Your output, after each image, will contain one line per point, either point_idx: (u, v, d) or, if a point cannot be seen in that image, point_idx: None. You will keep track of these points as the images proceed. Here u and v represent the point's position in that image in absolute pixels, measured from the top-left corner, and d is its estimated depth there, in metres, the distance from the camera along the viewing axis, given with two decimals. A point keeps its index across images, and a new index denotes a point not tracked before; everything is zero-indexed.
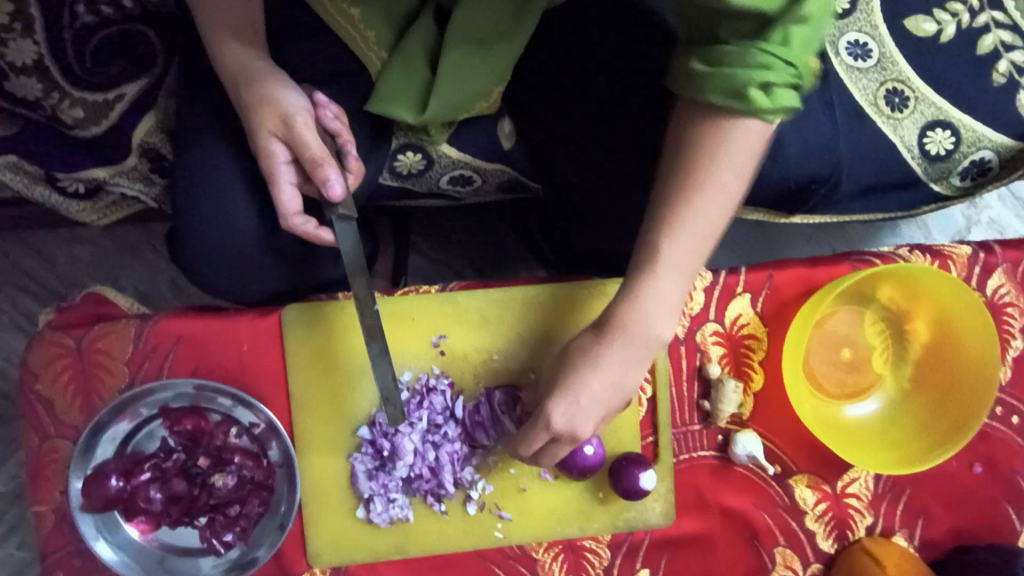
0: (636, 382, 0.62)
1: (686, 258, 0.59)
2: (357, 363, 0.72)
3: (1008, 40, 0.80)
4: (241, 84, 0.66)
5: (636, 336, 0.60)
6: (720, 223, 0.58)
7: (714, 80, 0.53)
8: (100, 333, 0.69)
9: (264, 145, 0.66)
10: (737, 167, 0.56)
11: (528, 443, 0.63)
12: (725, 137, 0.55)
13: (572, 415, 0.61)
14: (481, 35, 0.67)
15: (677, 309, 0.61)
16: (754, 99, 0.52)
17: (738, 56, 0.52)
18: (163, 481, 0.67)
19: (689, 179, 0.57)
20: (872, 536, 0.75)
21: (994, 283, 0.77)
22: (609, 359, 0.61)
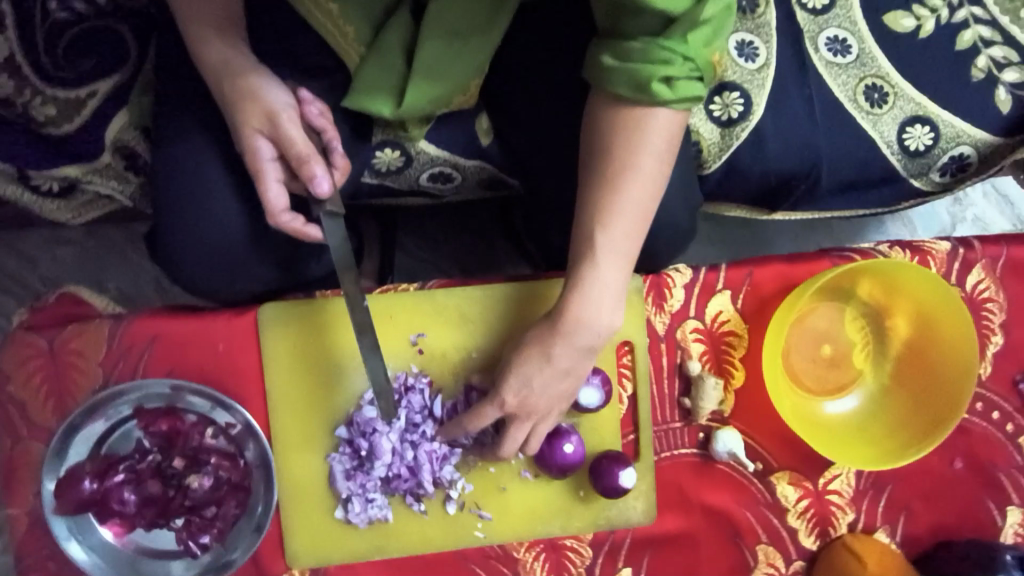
0: (583, 367, 0.64)
1: (621, 244, 0.60)
2: (338, 362, 0.71)
3: (987, 36, 0.81)
4: (225, 81, 0.66)
5: (582, 324, 0.62)
6: (649, 205, 0.60)
7: (620, 73, 0.57)
8: (74, 333, 0.68)
9: (250, 142, 0.66)
10: (655, 149, 0.58)
11: (478, 415, 0.65)
12: (639, 125, 0.58)
13: (522, 395, 0.64)
14: (457, 27, 0.66)
15: (619, 296, 0.62)
16: (657, 91, 0.56)
17: (642, 51, 0.55)
18: (138, 482, 0.65)
19: (610, 168, 0.59)
20: (854, 532, 0.75)
21: (974, 278, 0.77)
22: (556, 348, 0.63)
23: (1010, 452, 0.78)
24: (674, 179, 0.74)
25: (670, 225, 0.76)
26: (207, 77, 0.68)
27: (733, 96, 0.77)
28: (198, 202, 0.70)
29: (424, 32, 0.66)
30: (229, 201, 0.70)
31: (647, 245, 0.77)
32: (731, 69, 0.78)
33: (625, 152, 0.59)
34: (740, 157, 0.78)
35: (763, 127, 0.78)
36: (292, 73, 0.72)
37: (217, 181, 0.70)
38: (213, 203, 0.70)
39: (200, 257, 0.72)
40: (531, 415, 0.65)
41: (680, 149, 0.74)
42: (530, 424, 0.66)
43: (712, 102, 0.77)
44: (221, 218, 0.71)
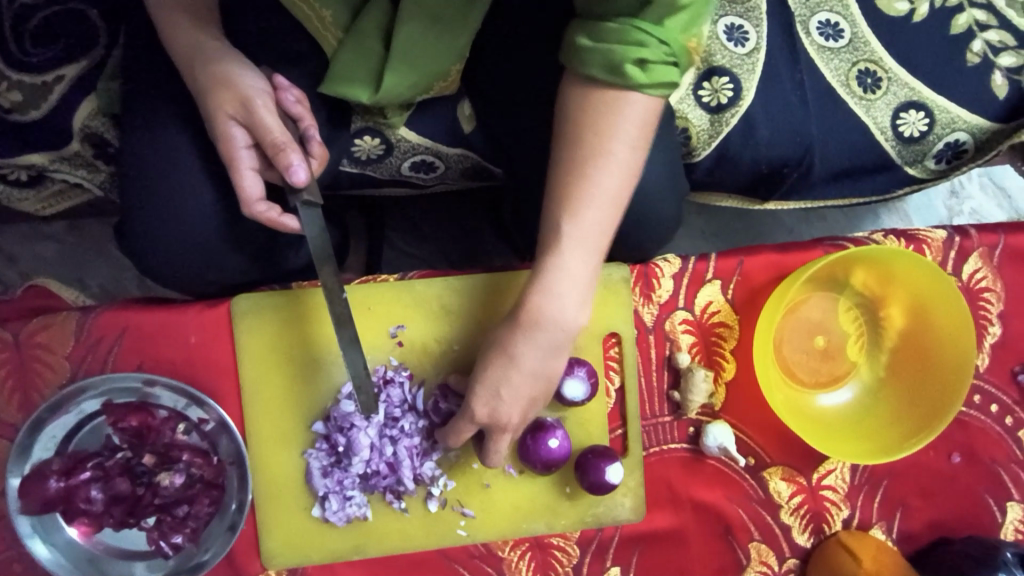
0: (552, 364, 0.62)
1: (588, 235, 0.58)
2: (315, 355, 0.69)
3: (982, 19, 0.79)
4: (196, 66, 0.62)
5: (546, 319, 0.60)
6: (619, 196, 0.58)
7: (595, 55, 0.55)
8: (39, 326, 0.66)
9: (223, 130, 0.62)
10: (628, 137, 0.56)
11: (458, 433, 0.63)
12: (612, 108, 0.56)
13: (492, 406, 0.61)
14: (437, 12, 0.64)
15: (586, 287, 0.60)
16: (630, 74, 0.54)
17: (616, 32, 0.54)
18: (106, 480, 0.62)
19: (581, 153, 0.57)
20: (849, 529, 0.72)
21: (970, 267, 0.75)
22: (521, 344, 0.60)
23: (1009, 446, 0.75)
24: (662, 165, 0.72)
25: (658, 213, 0.74)
26: (178, 62, 0.65)
27: (723, 81, 0.75)
28: (170, 189, 0.68)
29: (402, 16, 0.64)
30: (202, 189, 0.68)
31: (634, 234, 0.75)
32: (720, 53, 0.75)
33: (596, 139, 0.57)
34: (730, 144, 0.76)
35: (754, 113, 0.76)
36: (266, 56, 0.70)
37: (189, 167, 0.68)
38: (184, 191, 0.68)
39: (172, 248, 0.69)
40: (506, 425, 0.62)
41: (667, 136, 0.72)
42: (503, 437, 0.63)
43: (701, 88, 0.75)
44: (193, 207, 0.68)
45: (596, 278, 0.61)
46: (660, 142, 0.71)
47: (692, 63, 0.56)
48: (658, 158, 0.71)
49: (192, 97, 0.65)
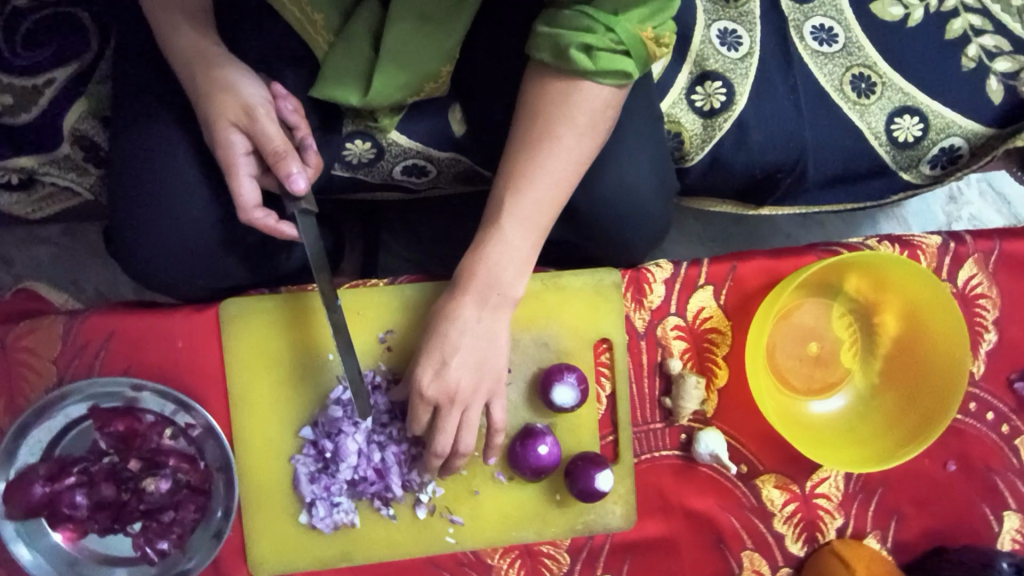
0: (493, 341, 0.62)
1: (529, 212, 0.59)
2: (304, 361, 0.68)
3: (977, 24, 0.78)
4: (198, 72, 0.62)
5: (484, 289, 0.61)
6: (563, 180, 0.59)
7: (547, 39, 0.56)
8: (26, 330, 0.65)
9: (223, 136, 0.61)
10: (576, 124, 0.57)
11: (444, 428, 0.62)
12: (562, 95, 0.57)
13: (439, 378, 0.61)
14: (426, 11, 0.64)
15: (524, 263, 0.61)
16: (575, 60, 0.54)
17: (569, 19, 0.55)
18: (91, 486, 0.62)
19: (529, 132, 0.58)
20: (843, 538, 0.72)
21: (966, 273, 0.75)
22: (466, 310, 0.61)
23: (1005, 455, 0.75)
24: (654, 171, 0.71)
25: (651, 217, 0.73)
26: (177, 67, 0.64)
27: (716, 86, 0.75)
28: (160, 191, 0.67)
29: (391, 18, 0.64)
30: (191, 191, 0.68)
31: (627, 239, 0.74)
32: (713, 58, 0.75)
33: (543, 119, 0.58)
34: (723, 148, 0.76)
35: (747, 117, 0.75)
36: (256, 59, 0.69)
37: (179, 170, 0.67)
38: (173, 194, 0.67)
39: (161, 252, 0.69)
40: (454, 401, 0.61)
41: (660, 141, 0.71)
42: (456, 414, 0.62)
43: (693, 92, 0.75)
44: (182, 210, 0.68)
45: (535, 257, 0.62)
46: (653, 147, 0.70)
47: (650, 53, 0.55)
48: (650, 164, 0.71)
49: (190, 102, 0.64)
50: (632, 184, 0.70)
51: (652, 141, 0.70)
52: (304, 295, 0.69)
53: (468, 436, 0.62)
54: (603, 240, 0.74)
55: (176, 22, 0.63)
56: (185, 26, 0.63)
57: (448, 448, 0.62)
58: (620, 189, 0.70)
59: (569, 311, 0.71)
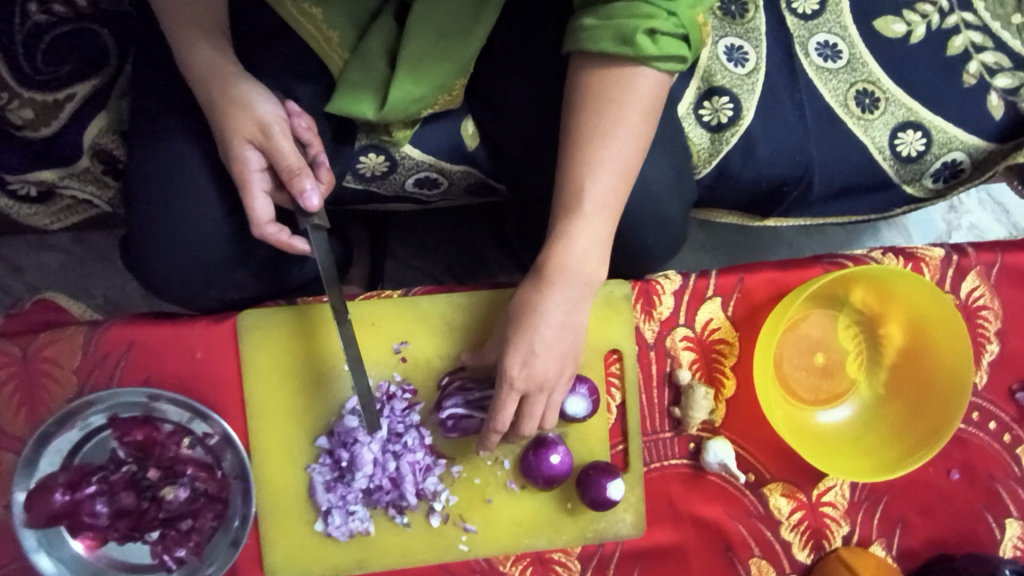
0: (580, 320, 0.63)
1: (609, 197, 0.61)
2: (312, 371, 0.69)
3: (978, 41, 0.80)
4: (215, 90, 0.64)
5: (572, 277, 0.62)
6: (634, 162, 0.60)
7: (604, 29, 0.56)
8: (47, 340, 0.67)
9: (238, 153, 0.63)
10: (640, 106, 0.59)
11: (531, 412, 0.64)
12: (624, 82, 0.58)
13: (528, 365, 0.62)
14: (443, 28, 0.65)
15: (606, 247, 0.62)
16: (641, 45, 0.55)
17: (626, 7, 0.55)
18: (111, 494, 0.63)
19: (597, 124, 0.59)
20: (849, 546, 0.73)
21: (968, 285, 0.76)
22: (551, 296, 0.62)
23: (1008, 463, 0.76)
24: (664, 186, 0.72)
25: (660, 229, 0.75)
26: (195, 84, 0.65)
27: (723, 101, 0.76)
28: (179, 204, 0.68)
29: (408, 35, 0.65)
30: (209, 204, 0.69)
31: (636, 251, 0.76)
32: (720, 73, 0.77)
33: (614, 107, 0.59)
34: (730, 162, 0.77)
35: (753, 131, 0.77)
36: (272, 74, 0.70)
37: (197, 183, 0.68)
38: (192, 207, 0.68)
39: (179, 264, 0.70)
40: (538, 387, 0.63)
41: (674, 153, 0.72)
42: (545, 399, 0.64)
43: (701, 107, 0.76)
44: (200, 223, 0.69)
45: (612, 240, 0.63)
46: (663, 161, 0.72)
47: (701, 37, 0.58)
48: (660, 178, 0.72)
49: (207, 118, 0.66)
50: (640, 198, 0.72)
51: (662, 156, 0.71)
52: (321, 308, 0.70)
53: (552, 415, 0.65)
54: (616, 248, 0.76)
55: (195, 37, 0.64)
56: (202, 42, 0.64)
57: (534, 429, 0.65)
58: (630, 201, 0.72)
59: None
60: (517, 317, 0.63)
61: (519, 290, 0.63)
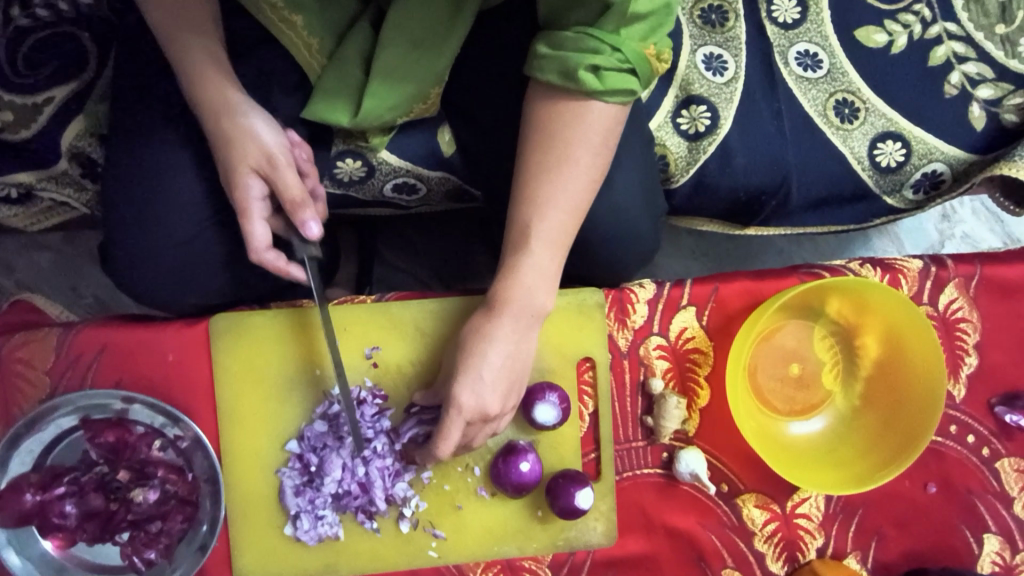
0: (527, 350, 0.64)
1: (557, 231, 0.62)
2: (284, 375, 0.69)
3: (961, 51, 0.79)
4: (221, 117, 0.64)
5: (518, 307, 0.63)
6: (584, 198, 0.61)
7: (553, 61, 0.58)
8: (21, 342, 0.67)
9: (242, 182, 0.63)
10: (590, 142, 0.60)
11: (468, 434, 0.64)
12: (573, 117, 0.59)
13: (478, 393, 0.62)
14: (417, 37, 0.65)
15: (553, 278, 0.63)
16: (584, 81, 0.57)
17: (573, 41, 0.57)
18: (80, 495, 0.63)
19: (548, 155, 0.60)
20: (823, 558, 0.72)
21: (947, 297, 0.76)
22: (501, 327, 0.63)
23: (986, 477, 0.75)
24: (641, 193, 0.72)
25: (638, 238, 0.75)
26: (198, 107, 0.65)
27: (700, 110, 0.76)
28: (155, 207, 0.69)
29: (382, 42, 0.65)
30: (185, 208, 0.69)
31: (613, 259, 0.76)
32: (698, 82, 0.77)
33: (562, 142, 0.60)
34: (708, 171, 0.77)
35: (731, 141, 0.76)
36: (249, 79, 0.71)
37: (173, 186, 0.69)
38: (167, 211, 0.69)
39: (154, 268, 0.71)
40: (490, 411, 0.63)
41: (649, 160, 0.72)
42: (482, 427, 0.64)
43: (679, 116, 0.76)
44: (174, 227, 0.69)
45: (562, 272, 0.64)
46: (638, 169, 0.72)
47: (650, 71, 0.59)
48: (636, 186, 0.72)
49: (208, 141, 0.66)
50: (618, 206, 0.71)
51: (637, 165, 0.71)
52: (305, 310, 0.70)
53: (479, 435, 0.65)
54: (593, 257, 0.76)
55: (193, 58, 0.64)
56: (195, 57, 0.64)
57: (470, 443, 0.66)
58: (605, 208, 0.71)
59: (552, 330, 0.72)
60: (464, 344, 0.63)
61: (472, 317, 0.65)
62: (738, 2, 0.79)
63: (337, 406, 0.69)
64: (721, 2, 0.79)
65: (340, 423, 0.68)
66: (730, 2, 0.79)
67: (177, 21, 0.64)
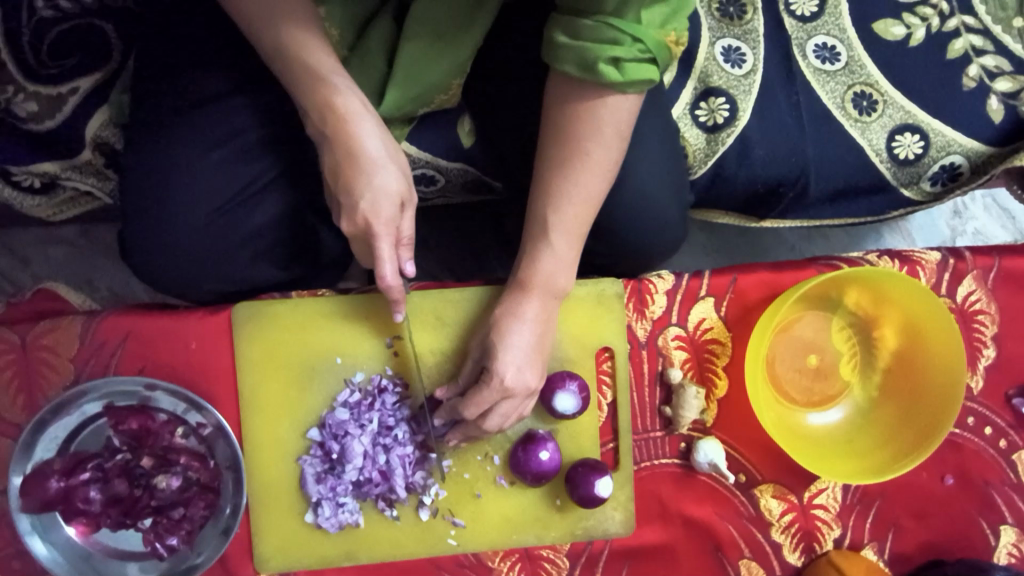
0: (552, 334, 0.66)
1: (571, 224, 0.63)
2: (306, 362, 0.70)
3: (978, 44, 0.80)
4: (348, 139, 0.59)
5: (540, 292, 0.65)
6: (600, 190, 0.63)
7: (571, 51, 0.58)
8: (46, 329, 0.68)
9: (373, 211, 0.59)
10: (603, 137, 0.61)
11: (504, 415, 0.65)
12: (587, 111, 0.60)
13: (518, 370, 0.64)
14: (440, 28, 0.66)
15: (574, 266, 0.65)
16: (604, 74, 0.57)
17: (593, 31, 0.57)
18: (104, 481, 0.64)
19: (563, 151, 0.62)
20: (841, 549, 0.72)
21: (965, 289, 0.76)
22: (528, 313, 0.65)
23: (1003, 469, 0.75)
24: (663, 185, 0.72)
25: (658, 228, 0.74)
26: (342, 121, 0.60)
27: (719, 102, 0.76)
28: (178, 196, 0.69)
29: (407, 33, 0.65)
30: (208, 197, 0.70)
31: (635, 250, 0.76)
32: (717, 74, 0.77)
33: (575, 139, 0.61)
34: (726, 163, 0.77)
35: (749, 133, 0.77)
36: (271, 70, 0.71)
37: (195, 175, 0.69)
38: (190, 201, 0.69)
39: (176, 257, 0.71)
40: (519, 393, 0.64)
41: (669, 150, 0.72)
42: (520, 404, 0.66)
43: (698, 107, 0.77)
44: (196, 216, 0.70)
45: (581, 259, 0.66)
46: (663, 161, 0.72)
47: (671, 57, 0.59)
48: (657, 177, 0.72)
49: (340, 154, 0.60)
50: (639, 195, 0.72)
51: (658, 157, 0.71)
52: (391, 326, 0.71)
53: (507, 418, 0.65)
54: (611, 249, 0.76)
55: (322, 75, 0.60)
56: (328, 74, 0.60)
57: (497, 427, 0.66)
58: (625, 200, 0.72)
59: (570, 320, 0.72)
60: (496, 323, 0.65)
61: (500, 299, 0.67)
62: None
63: (358, 395, 0.69)
64: None
65: (360, 411, 0.69)
66: None
67: (302, 36, 0.60)
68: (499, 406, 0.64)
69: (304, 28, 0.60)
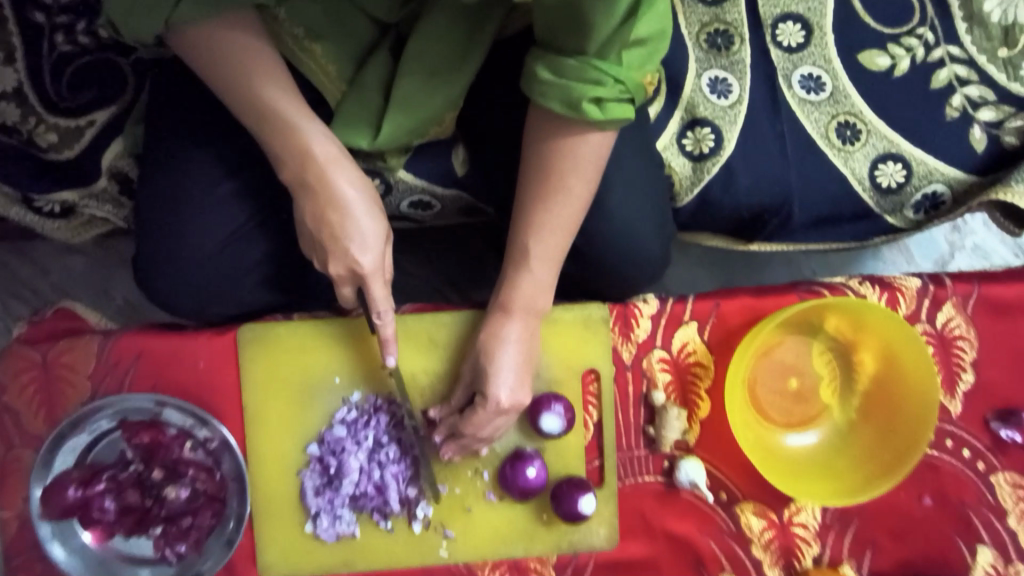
0: (534, 354, 0.70)
1: (550, 252, 0.67)
2: (305, 380, 0.74)
3: (963, 74, 0.81)
4: (324, 184, 0.64)
5: (519, 312, 0.68)
6: (576, 219, 0.66)
7: (555, 88, 0.60)
8: (65, 347, 0.72)
9: (356, 250, 0.64)
10: (583, 172, 0.64)
11: (491, 429, 0.69)
12: (568, 148, 0.63)
13: (507, 391, 0.67)
14: (434, 65, 0.69)
15: (551, 289, 0.69)
16: (587, 112, 0.60)
17: (576, 70, 0.59)
18: (118, 491, 0.68)
19: (544, 184, 0.65)
20: (818, 565, 0.75)
21: (944, 316, 0.78)
22: (511, 335, 0.68)
23: (981, 491, 0.77)
24: (649, 213, 0.75)
25: (645, 253, 0.77)
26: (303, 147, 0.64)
27: (705, 132, 0.79)
28: (187, 223, 0.73)
29: (403, 70, 0.69)
30: (216, 225, 0.74)
31: (623, 275, 0.79)
32: (703, 105, 0.79)
33: (557, 174, 0.64)
34: (711, 191, 0.80)
35: (734, 162, 0.79)
36: None
37: (204, 204, 0.73)
38: (198, 227, 0.74)
39: (185, 280, 0.76)
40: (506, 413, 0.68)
41: (654, 180, 0.75)
42: (506, 421, 0.69)
43: (684, 137, 0.79)
44: (204, 242, 0.74)
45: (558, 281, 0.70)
46: (646, 190, 0.75)
47: (645, 95, 0.63)
48: (644, 205, 0.75)
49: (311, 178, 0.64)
50: (624, 222, 0.75)
51: (640, 185, 0.74)
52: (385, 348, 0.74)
53: (495, 430, 0.69)
54: (600, 275, 0.79)
55: (290, 120, 0.63)
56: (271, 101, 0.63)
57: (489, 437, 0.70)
58: (611, 228, 0.75)
59: (558, 343, 0.75)
60: (482, 345, 0.69)
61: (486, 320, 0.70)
62: (744, 26, 0.82)
63: (355, 413, 0.74)
64: (727, 27, 0.82)
65: (357, 428, 0.73)
66: (736, 26, 0.82)
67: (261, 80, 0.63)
68: (487, 424, 0.68)
69: (263, 70, 0.63)
